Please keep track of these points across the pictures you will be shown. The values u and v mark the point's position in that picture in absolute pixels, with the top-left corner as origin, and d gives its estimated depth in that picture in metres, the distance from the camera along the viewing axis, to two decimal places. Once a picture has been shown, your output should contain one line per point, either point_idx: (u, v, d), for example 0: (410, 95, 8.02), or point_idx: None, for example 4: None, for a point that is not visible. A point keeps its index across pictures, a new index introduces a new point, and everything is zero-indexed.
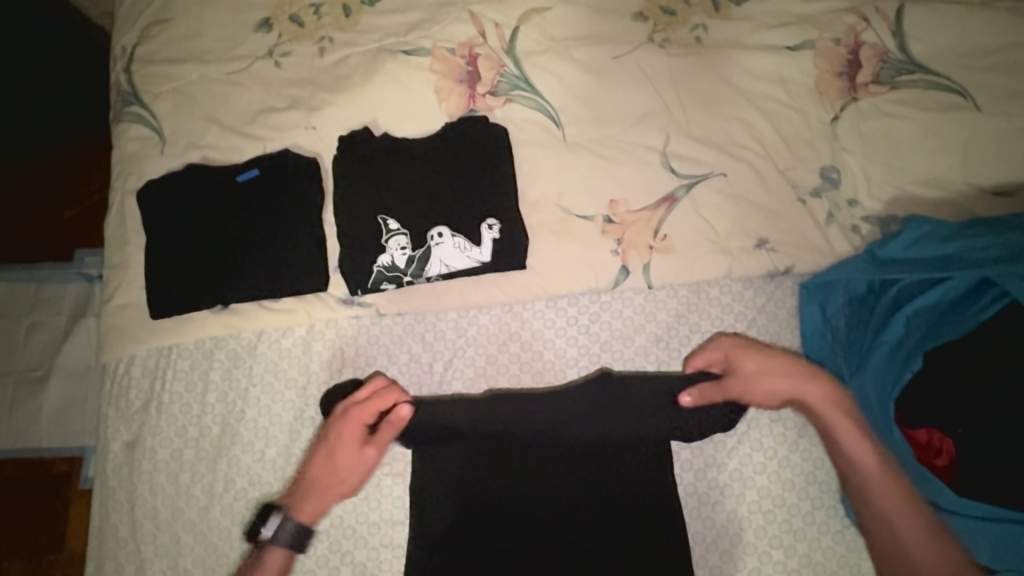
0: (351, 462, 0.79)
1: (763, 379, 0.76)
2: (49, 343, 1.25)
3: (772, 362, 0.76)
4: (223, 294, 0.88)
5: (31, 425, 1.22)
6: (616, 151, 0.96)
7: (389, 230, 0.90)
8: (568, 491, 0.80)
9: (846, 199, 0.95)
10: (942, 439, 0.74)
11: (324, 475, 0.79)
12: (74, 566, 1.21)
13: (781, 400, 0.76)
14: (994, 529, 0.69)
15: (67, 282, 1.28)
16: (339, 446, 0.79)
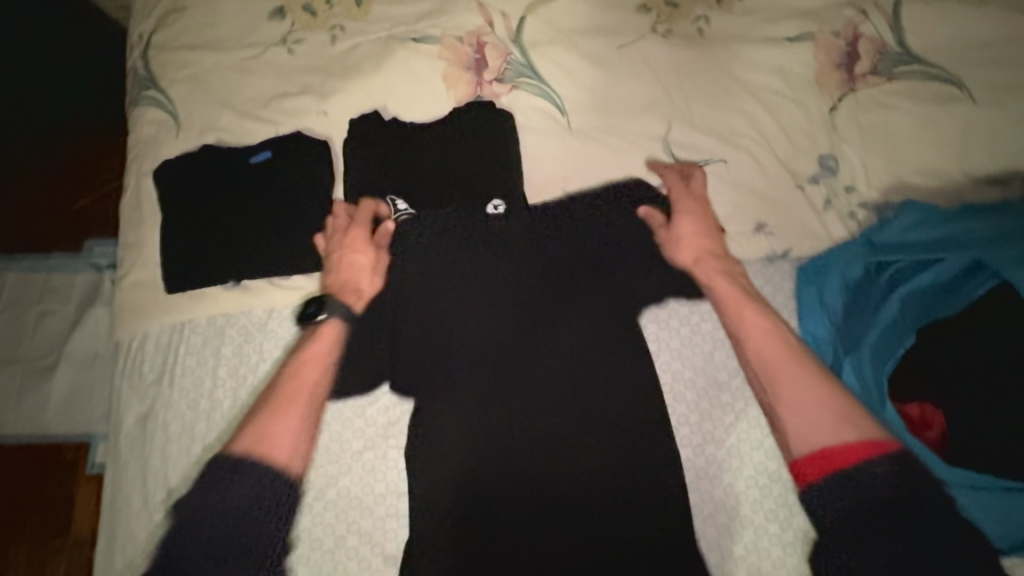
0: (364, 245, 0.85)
1: (690, 215, 0.85)
2: (59, 331, 1.29)
3: (694, 188, 0.88)
4: (237, 271, 0.91)
5: (40, 411, 1.25)
6: (619, 137, 0.99)
7: (397, 209, 0.90)
8: None
9: (844, 185, 0.96)
10: (931, 411, 0.76)
11: (352, 274, 0.83)
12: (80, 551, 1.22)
13: (691, 252, 0.82)
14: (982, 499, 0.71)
15: (78, 271, 1.33)
16: (353, 245, 0.85)
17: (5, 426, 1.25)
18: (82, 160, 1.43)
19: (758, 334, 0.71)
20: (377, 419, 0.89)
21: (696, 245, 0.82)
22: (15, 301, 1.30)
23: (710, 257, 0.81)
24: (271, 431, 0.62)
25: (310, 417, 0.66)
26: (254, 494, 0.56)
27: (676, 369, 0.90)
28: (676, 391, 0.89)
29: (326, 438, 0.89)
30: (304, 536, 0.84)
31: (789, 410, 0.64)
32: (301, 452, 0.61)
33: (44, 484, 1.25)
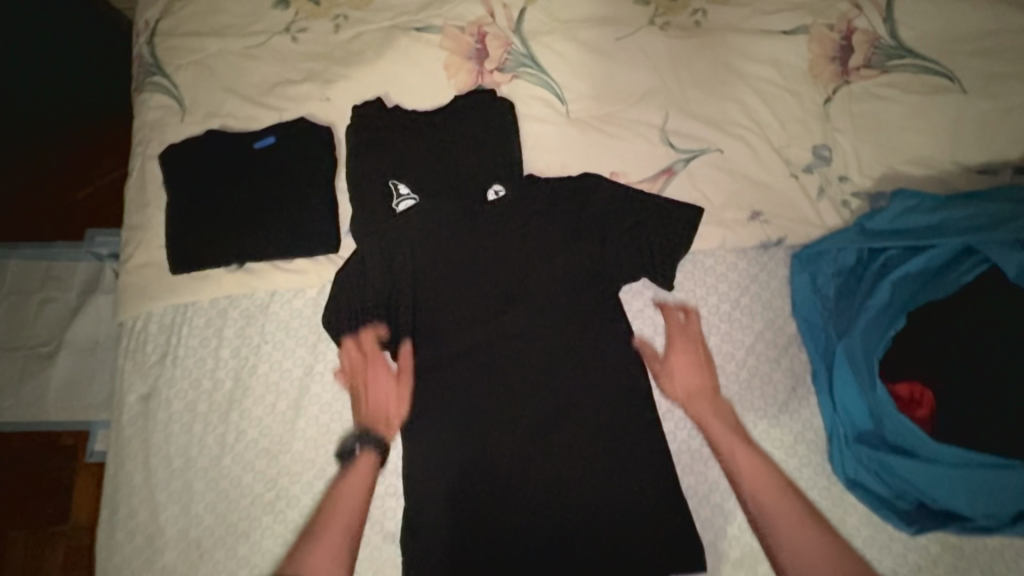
0: (385, 394, 0.88)
1: (686, 365, 0.89)
2: (60, 319, 1.30)
3: (685, 339, 0.90)
4: (241, 254, 0.92)
5: (38, 398, 1.26)
6: (617, 127, 1.01)
7: (399, 194, 0.93)
8: (565, 445, 0.86)
9: (837, 175, 0.98)
10: (924, 391, 0.77)
11: (378, 407, 0.88)
12: (79, 537, 1.24)
13: (683, 391, 0.87)
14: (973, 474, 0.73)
15: (78, 259, 1.33)
16: (377, 378, 0.89)
17: (3, 413, 1.25)
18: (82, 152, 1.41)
19: (754, 478, 0.80)
20: None
21: (692, 384, 0.88)
22: (16, 289, 1.31)
23: (703, 396, 0.87)
24: (312, 563, 0.75)
25: (346, 539, 0.78)
26: None
27: (672, 353, 0.92)
28: (672, 375, 0.90)
29: (326, 418, 0.90)
30: (304, 513, 0.85)
31: (784, 540, 0.76)
32: None
33: (41, 473, 1.27)
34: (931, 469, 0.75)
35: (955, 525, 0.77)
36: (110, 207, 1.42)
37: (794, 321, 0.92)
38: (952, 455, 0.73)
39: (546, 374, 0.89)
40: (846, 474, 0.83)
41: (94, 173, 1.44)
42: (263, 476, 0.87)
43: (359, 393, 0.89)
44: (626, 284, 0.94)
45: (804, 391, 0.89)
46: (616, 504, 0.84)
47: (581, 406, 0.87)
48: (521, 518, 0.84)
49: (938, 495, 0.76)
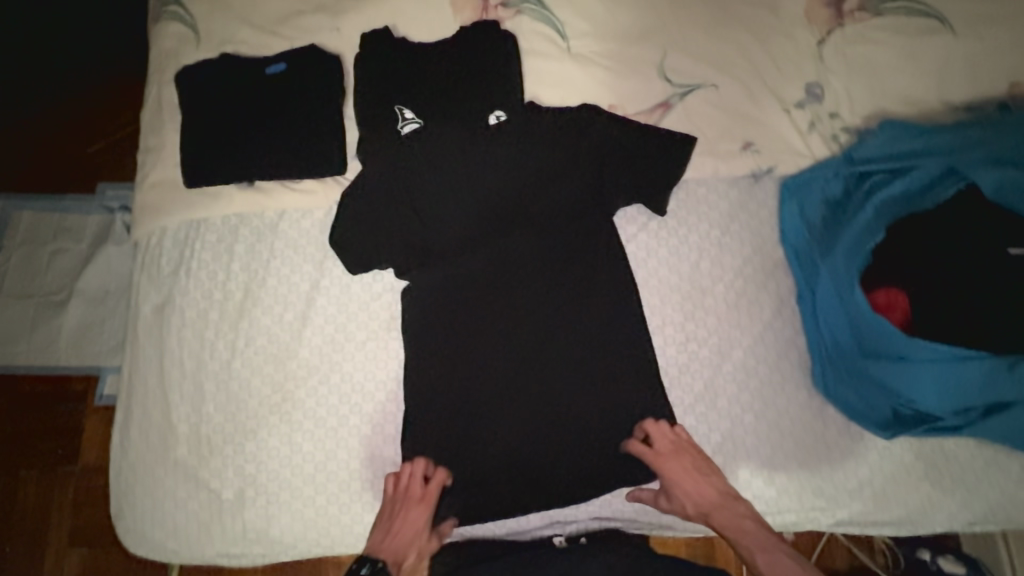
0: (415, 531, 0.85)
1: (686, 476, 0.85)
2: (70, 268, 1.34)
3: (677, 457, 0.85)
4: (253, 173, 0.97)
5: (50, 341, 1.30)
6: (616, 63, 1.04)
7: (404, 118, 0.97)
8: (559, 358, 0.90)
9: (828, 112, 1.01)
10: (897, 297, 0.82)
11: (409, 536, 0.84)
12: (88, 476, 1.27)
13: (692, 502, 0.85)
14: (945, 370, 0.78)
15: (90, 213, 1.38)
16: (416, 519, 0.84)
17: (16, 357, 1.29)
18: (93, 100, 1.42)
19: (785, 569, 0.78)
20: (380, 313, 0.95)
21: (705, 499, 0.84)
22: (28, 238, 1.35)
23: (722, 506, 0.84)
24: None
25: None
26: None
27: (662, 274, 0.95)
28: (663, 294, 0.94)
29: (330, 329, 0.94)
30: (308, 414, 0.90)
31: None
32: None
33: (48, 417, 1.29)
34: (907, 368, 0.80)
35: (925, 424, 0.82)
36: (119, 160, 1.43)
37: (781, 247, 0.95)
38: (926, 353, 0.78)
39: (542, 292, 0.93)
40: (826, 386, 0.87)
41: (101, 124, 1.43)
42: (271, 379, 0.91)
43: (399, 511, 0.85)
44: (621, 209, 0.97)
45: (789, 312, 0.92)
46: (606, 411, 0.89)
47: (575, 323, 0.91)
48: (515, 426, 0.89)
49: (912, 393, 0.81)
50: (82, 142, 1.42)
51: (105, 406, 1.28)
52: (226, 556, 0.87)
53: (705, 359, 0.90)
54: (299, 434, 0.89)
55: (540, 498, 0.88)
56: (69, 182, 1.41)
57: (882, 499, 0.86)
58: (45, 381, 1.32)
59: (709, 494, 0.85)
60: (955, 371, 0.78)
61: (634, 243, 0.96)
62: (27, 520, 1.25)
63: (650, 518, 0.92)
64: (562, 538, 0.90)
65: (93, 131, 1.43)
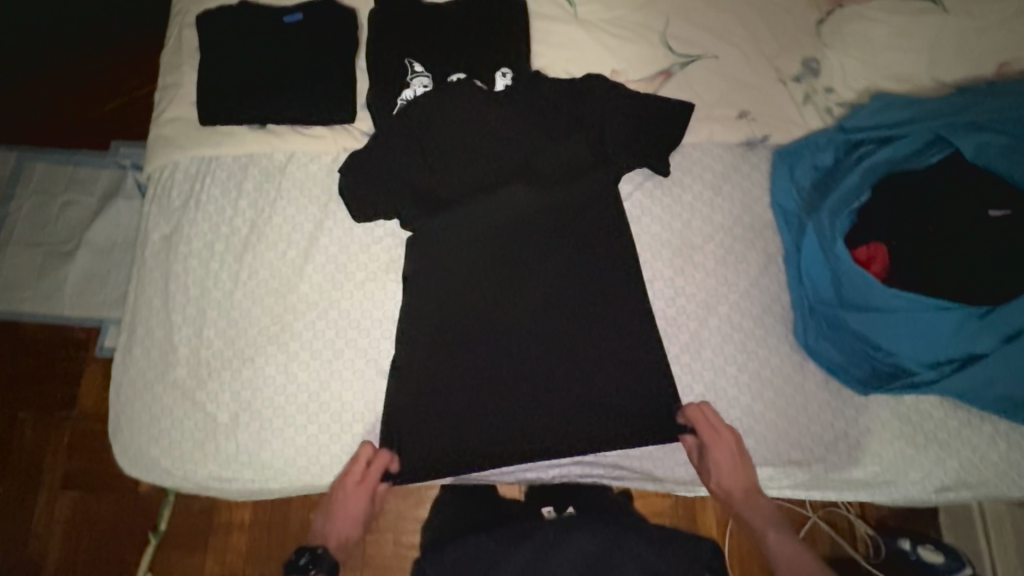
0: (358, 510, 0.90)
1: (725, 457, 0.86)
2: (79, 222, 1.37)
3: (725, 438, 0.87)
4: (265, 112, 1.00)
5: (56, 290, 1.33)
6: (621, 29, 1.07)
7: (414, 71, 1.01)
8: (547, 306, 0.93)
9: (823, 86, 1.05)
10: (879, 248, 0.86)
11: (345, 516, 0.90)
12: (85, 424, 1.28)
13: (726, 482, 0.87)
14: (919, 323, 0.82)
15: (101, 168, 1.41)
16: (354, 501, 0.89)
17: (22, 305, 1.32)
18: (115, 58, 1.47)
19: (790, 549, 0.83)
20: (380, 255, 0.98)
21: (733, 482, 0.87)
22: (40, 190, 1.38)
23: (745, 492, 0.87)
24: None
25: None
26: None
27: (655, 231, 0.97)
28: (654, 250, 0.96)
29: (331, 267, 0.97)
30: (305, 344, 0.93)
31: None
32: None
33: (47, 364, 1.31)
34: (885, 322, 0.83)
35: (900, 377, 0.85)
36: (135, 118, 1.46)
37: (771, 209, 0.98)
38: (901, 305, 0.82)
39: (536, 243, 0.96)
40: (807, 341, 0.90)
41: (120, 83, 1.47)
42: (271, 309, 0.94)
43: (338, 496, 0.89)
44: (627, 172, 0.99)
45: (775, 270, 0.95)
46: (593, 357, 0.91)
47: (566, 274, 0.94)
48: (506, 368, 0.90)
49: (889, 345, 0.84)
50: (100, 96, 1.46)
51: (104, 356, 1.30)
52: (218, 478, 0.90)
53: (692, 315, 0.93)
54: (294, 363, 0.92)
55: (528, 441, 0.89)
56: (82, 136, 1.44)
57: (858, 456, 0.89)
58: (45, 329, 1.33)
59: (735, 477, 0.87)
60: (929, 323, 0.81)
61: (630, 201, 0.99)
62: (21, 466, 1.25)
63: (630, 463, 0.94)
64: (550, 509, 0.93)
65: (111, 88, 1.47)
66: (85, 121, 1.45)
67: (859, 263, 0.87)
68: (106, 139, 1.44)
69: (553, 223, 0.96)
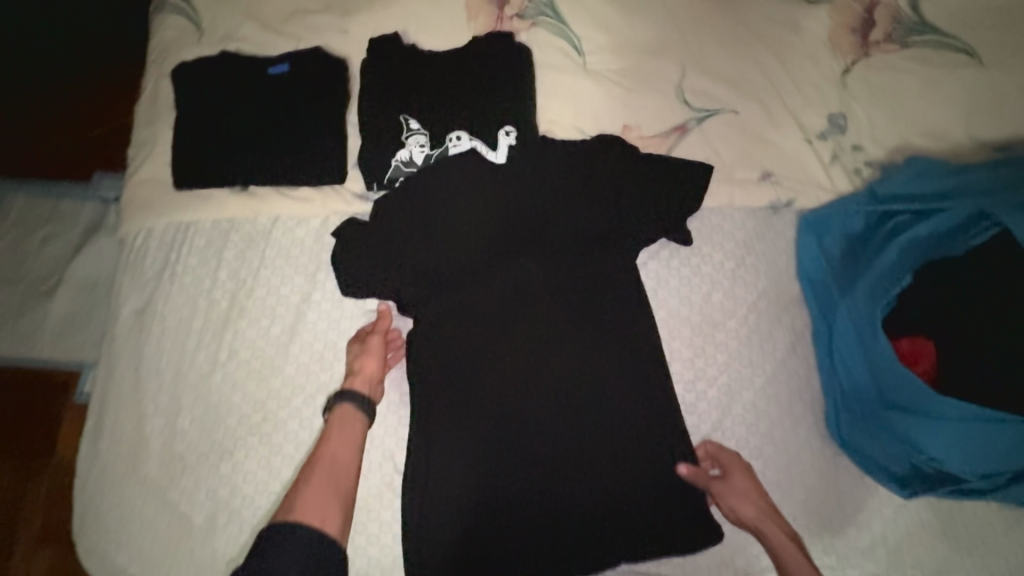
0: (357, 351, 0.86)
1: (741, 491, 0.79)
2: (60, 256, 1.26)
3: (739, 467, 0.81)
4: (249, 174, 0.92)
5: (33, 330, 1.21)
6: (633, 81, 0.99)
7: (410, 128, 0.94)
8: (556, 392, 0.84)
9: (851, 143, 0.97)
10: (925, 345, 0.81)
11: (350, 367, 0.85)
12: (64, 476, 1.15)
13: (745, 513, 0.78)
14: (972, 430, 0.75)
15: (84, 202, 1.30)
16: (351, 355, 0.86)
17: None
18: (98, 90, 1.39)
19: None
20: None
21: (748, 513, 0.78)
22: (19, 222, 1.28)
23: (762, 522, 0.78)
24: (306, 504, 0.70)
25: (336, 504, 0.72)
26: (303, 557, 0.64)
27: (672, 306, 0.90)
28: (671, 327, 0.89)
29: (319, 346, 0.88)
30: (289, 436, 0.84)
31: None
32: (336, 521, 0.69)
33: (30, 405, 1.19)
34: (930, 423, 0.77)
35: (944, 485, 0.78)
36: (113, 151, 1.36)
37: (797, 280, 0.91)
38: (954, 410, 0.75)
39: (543, 320, 0.87)
40: (841, 435, 0.82)
41: (100, 116, 1.38)
42: (252, 397, 0.86)
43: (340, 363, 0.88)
44: (645, 247, 0.92)
45: (803, 350, 0.87)
46: (606, 451, 0.82)
47: (576, 355, 0.85)
48: (514, 459, 0.82)
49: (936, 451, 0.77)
50: (78, 129, 1.37)
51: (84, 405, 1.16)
52: None
53: (714, 403, 0.86)
54: (277, 457, 0.84)
55: (538, 542, 0.80)
56: (56, 171, 1.34)
57: (900, 558, 0.80)
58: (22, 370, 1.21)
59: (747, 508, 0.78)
60: (983, 432, 0.75)
61: (645, 270, 0.91)
62: None
63: (645, 566, 0.83)
64: None
65: (91, 120, 1.38)
66: (59, 153, 1.34)
67: (902, 357, 0.81)
68: (87, 173, 1.34)
69: (563, 298, 0.87)
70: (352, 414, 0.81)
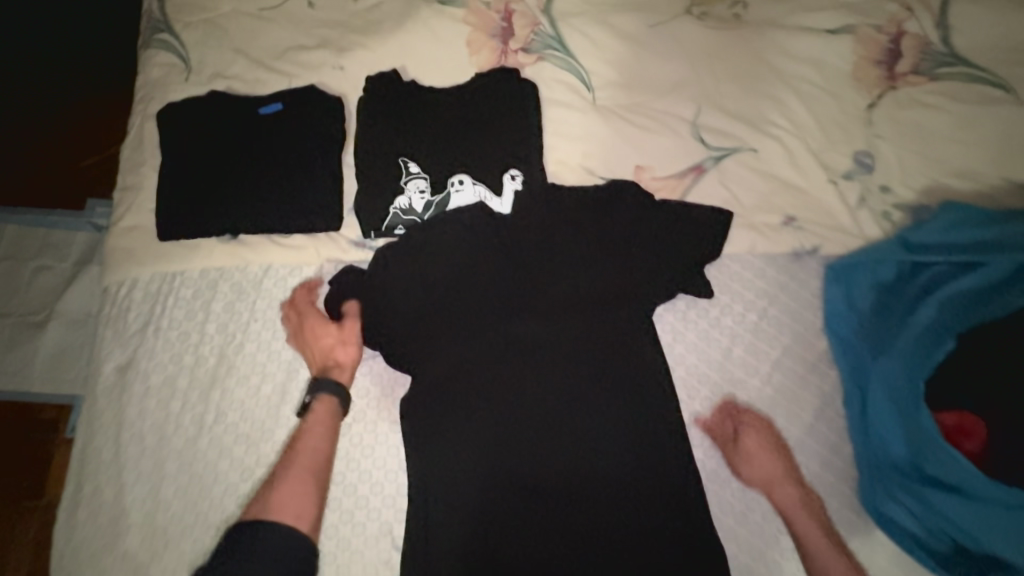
0: (326, 333, 0.82)
1: (759, 451, 0.77)
2: (51, 289, 1.18)
3: (755, 427, 0.78)
4: (239, 223, 0.87)
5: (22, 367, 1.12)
6: (645, 118, 0.94)
7: (409, 172, 0.88)
8: (568, 458, 0.77)
9: (878, 184, 0.91)
10: (972, 421, 0.75)
11: (324, 352, 0.82)
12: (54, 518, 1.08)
13: (762, 476, 0.76)
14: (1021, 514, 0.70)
15: (77, 230, 1.22)
16: (317, 330, 0.83)
17: None
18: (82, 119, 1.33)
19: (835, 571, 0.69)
20: (370, 390, 0.84)
21: (767, 474, 0.76)
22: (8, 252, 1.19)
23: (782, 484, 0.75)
24: (280, 496, 0.67)
25: (313, 491, 0.69)
26: (275, 549, 0.61)
27: (690, 363, 0.84)
28: (690, 386, 0.83)
29: None
30: None
31: None
32: (308, 512, 0.66)
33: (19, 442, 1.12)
34: (975, 501, 0.72)
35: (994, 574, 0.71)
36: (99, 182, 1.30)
37: (824, 335, 0.85)
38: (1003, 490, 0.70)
39: (552, 379, 0.80)
40: (878, 512, 0.75)
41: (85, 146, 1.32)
42: (240, 464, 0.80)
43: (302, 342, 0.83)
44: (662, 304, 0.86)
45: (833, 413, 0.80)
46: (624, 527, 0.75)
47: (589, 419, 0.78)
48: (523, 533, 0.75)
49: (982, 534, 0.72)
50: (62, 160, 1.30)
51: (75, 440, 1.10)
52: None
53: (737, 470, 0.79)
54: None
55: None
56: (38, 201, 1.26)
57: None
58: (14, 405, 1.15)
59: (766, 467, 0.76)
60: None
61: (661, 324, 0.86)
62: None
63: None
64: None
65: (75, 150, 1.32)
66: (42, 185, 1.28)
67: (947, 433, 0.75)
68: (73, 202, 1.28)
69: (574, 355, 0.80)
70: (333, 406, 0.77)
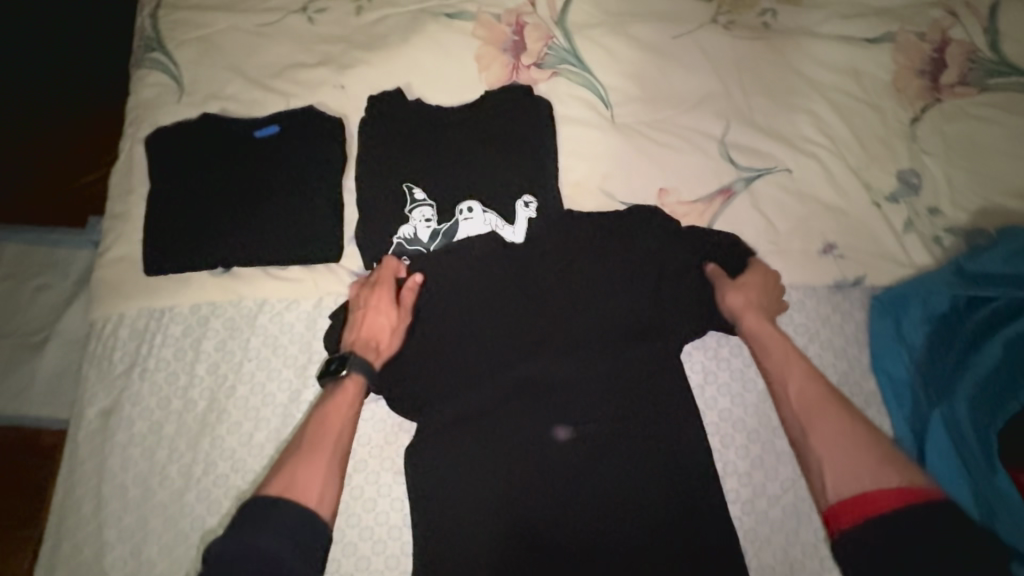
0: (386, 315, 0.75)
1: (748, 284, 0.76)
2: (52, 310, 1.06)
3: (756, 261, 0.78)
4: (231, 255, 0.81)
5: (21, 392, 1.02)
6: (668, 136, 0.87)
7: (414, 199, 0.82)
8: (592, 515, 0.68)
9: (926, 206, 0.83)
10: None
11: (371, 331, 0.74)
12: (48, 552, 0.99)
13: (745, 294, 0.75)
14: None
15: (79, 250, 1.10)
16: (378, 305, 0.75)
17: None
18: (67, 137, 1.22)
19: (851, 472, 0.58)
20: (372, 438, 0.77)
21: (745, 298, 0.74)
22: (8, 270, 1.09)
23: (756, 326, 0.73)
24: (302, 476, 0.62)
25: (332, 470, 0.64)
26: (289, 530, 0.56)
27: (723, 407, 0.77)
28: (725, 434, 0.76)
29: None
30: None
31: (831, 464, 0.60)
32: (330, 496, 0.62)
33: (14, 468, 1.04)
34: None
35: None
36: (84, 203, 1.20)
37: (872, 373, 0.77)
38: None
39: (573, 424, 0.71)
40: None
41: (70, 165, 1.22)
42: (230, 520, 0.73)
43: (357, 313, 0.75)
44: (691, 343, 0.79)
45: None
46: None
47: (615, 469, 0.70)
48: None
49: None
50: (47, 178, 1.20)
51: None
52: None
53: (776, 528, 0.73)
54: None
55: None
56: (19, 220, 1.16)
57: None
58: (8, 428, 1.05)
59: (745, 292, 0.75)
60: None
61: (691, 362, 0.79)
62: None
63: None
64: None
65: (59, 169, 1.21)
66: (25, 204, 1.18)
67: None
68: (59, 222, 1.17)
69: (597, 398, 0.72)
70: (359, 387, 0.71)
